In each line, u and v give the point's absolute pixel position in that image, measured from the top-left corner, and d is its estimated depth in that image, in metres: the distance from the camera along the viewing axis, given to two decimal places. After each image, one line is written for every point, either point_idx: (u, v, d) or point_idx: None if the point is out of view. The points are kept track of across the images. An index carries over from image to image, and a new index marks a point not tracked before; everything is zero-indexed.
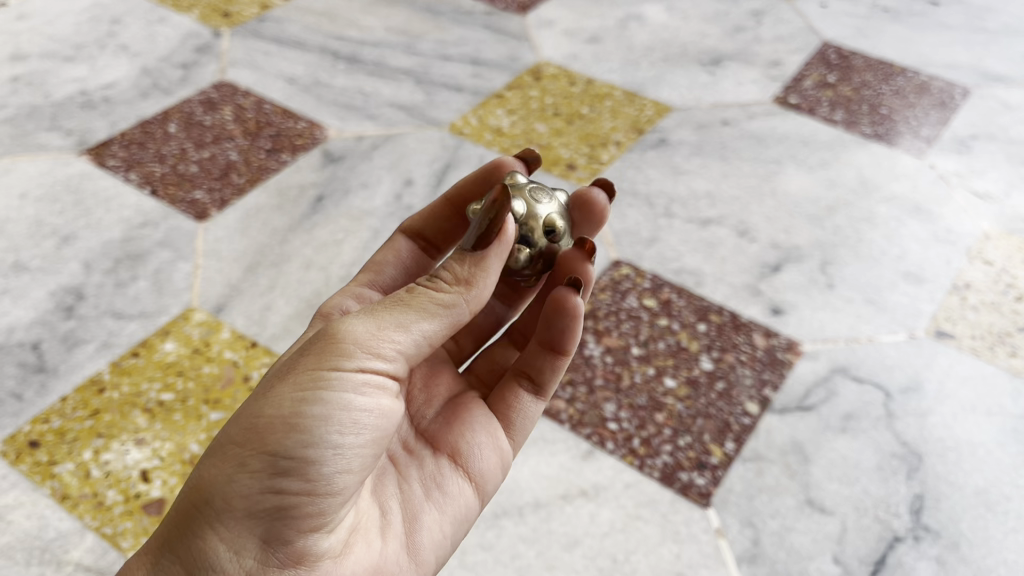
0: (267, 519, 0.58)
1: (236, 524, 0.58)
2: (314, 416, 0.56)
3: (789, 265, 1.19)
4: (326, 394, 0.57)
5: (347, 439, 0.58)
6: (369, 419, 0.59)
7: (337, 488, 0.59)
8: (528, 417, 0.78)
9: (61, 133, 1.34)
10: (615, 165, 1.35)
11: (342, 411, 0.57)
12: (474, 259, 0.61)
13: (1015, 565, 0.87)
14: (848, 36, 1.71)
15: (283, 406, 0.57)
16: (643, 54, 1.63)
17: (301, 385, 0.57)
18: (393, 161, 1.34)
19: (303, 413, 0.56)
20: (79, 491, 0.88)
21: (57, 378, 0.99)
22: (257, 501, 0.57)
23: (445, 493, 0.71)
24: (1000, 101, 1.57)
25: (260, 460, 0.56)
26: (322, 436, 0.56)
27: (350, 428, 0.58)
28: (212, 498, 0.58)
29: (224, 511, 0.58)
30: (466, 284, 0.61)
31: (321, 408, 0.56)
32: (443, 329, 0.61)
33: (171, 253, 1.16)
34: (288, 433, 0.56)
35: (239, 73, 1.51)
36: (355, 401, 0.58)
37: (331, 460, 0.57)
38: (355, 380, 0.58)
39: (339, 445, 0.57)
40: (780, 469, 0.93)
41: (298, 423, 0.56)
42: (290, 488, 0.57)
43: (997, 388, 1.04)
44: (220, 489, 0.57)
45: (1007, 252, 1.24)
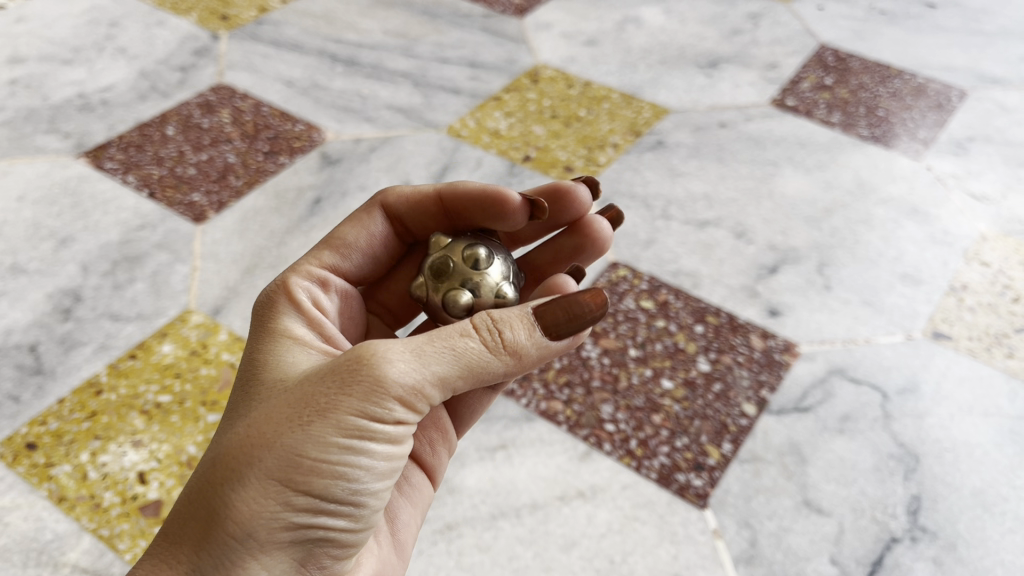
0: (302, 550, 0.60)
1: (270, 556, 0.58)
2: (360, 463, 0.58)
3: (786, 266, 1.19)
4: (372, 440, 0.58)
5: (382, 479, 0.61)
6: (400, 457, 0.62)
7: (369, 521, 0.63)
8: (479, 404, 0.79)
9: (59, 136, 1.34)
10: (612, 167, 1.35)
11: (383, 455, 0.59)
12: (543, 344, 0.62)
13: (1012, 566, 0.87)
14: (846, 39, 1.72)
15: (329, 448, 0.56)
16: (640, 57, 1.63)
17: (352, 431, 0.57)
18: (391, 164, 1.34)
19: (353, 459, 0.58)
20: (76, 493, 0.88)
21: (55, 381, 0.99)
22: (295, 536, 0.59)
23: (413, 487, 0.74)
24: (997, 103, 1.57)
25: (303, 500, 0.57)
26: (365, 480, 0.59)
27: (385, 469, 0.61)
28: (250, 534, 0.57)
29: (261, 546, 0.58)
30: (518, 349, 0.62)
31: (366, 453, 0.58)
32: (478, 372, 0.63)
33: (169, 255, 1.16)
34: (337, 477, 0.57)
35: (237, 75, 1.51)
36: (394, 445, 0.60)
37: (369, 499, 0.61)
38: (399, 426, 0.59)
39: (377, 485, 0.61)
40: (777, 470, 0.93)
41: (343, 467, 0.57)
42: (329, 525, 0.60)
43: (994, 389, 1.04)
44: (257, 524, 0.56)
45: (1004, 254, 1.24)
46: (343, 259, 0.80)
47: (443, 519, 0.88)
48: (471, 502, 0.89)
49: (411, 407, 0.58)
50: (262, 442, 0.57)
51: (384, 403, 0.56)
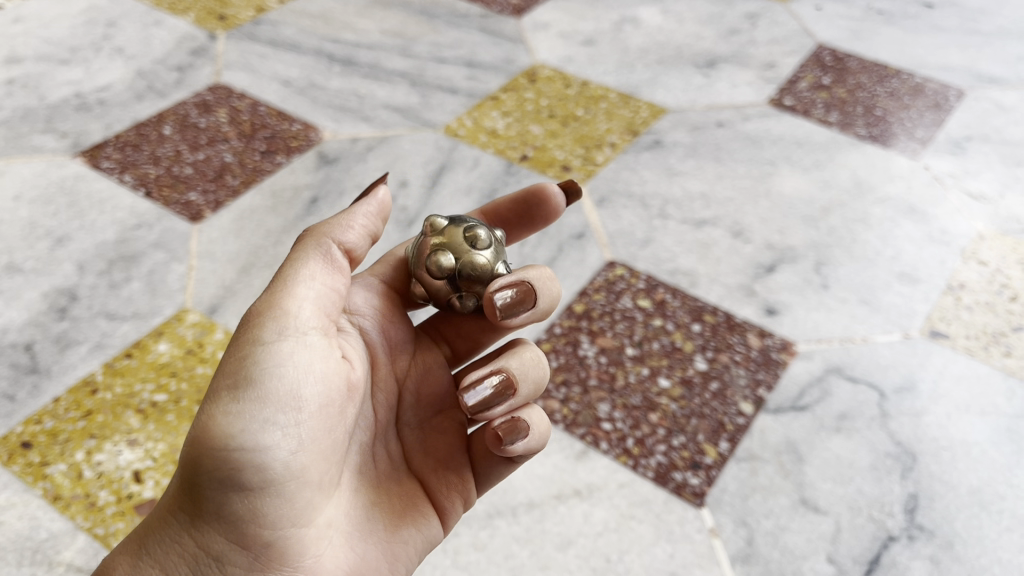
0: (239, 513, 0.58)
1: (210, 525, 0.58)
2: (249, 395, 0.58)
3: (784, 265, 1.19)
4: (252, 368, 0.58)
5: (287, 414, 0.59)
6: (307, 393, 0.60)
7: (294, 466, 0.59)
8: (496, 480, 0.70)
9: (55, 135, 1.34)
10: (609, 166, 1.35)
11: (275, 388, 0.58)
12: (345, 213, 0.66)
13: (1009, 564, 0.87)
14: (843, 39, 1.72)
15: (217, 394, 0.58)
16: (638, 57, 1.63)
17: (233, 370, 0.58)
18: (389, 163, 1.34)
19: (240, 398, 0.58)
20: (72, 492, 0.88)
21: (50, 380, 0.99)
22: (222, 498, 0.58)
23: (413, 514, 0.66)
24: (995, 103, 1.58)
25: (206, 453, 0.57)
26: (261, 417, 0.58)
27: (290, 399, 0.59)
28: (181, 501, 0.59)
29: (194, 514, 0.58)
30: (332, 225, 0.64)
31: (252, 383, 0.58)
32: (330, 268, 0.63)
33: (166, 254, 1.16)
34: (229, 419, 0.57)
35: (234, 75, 1.51)
36: (280, 367, 0.59)
37: (278, 442, 0.58)
38: (282, 354, 0.59)
39: (282, 425, 0.59)
40: (774, 469, 0.93)
41: (232, 403, 0.58)
42: (249, 476, 0.57)
43: (991, 388, 1.04)
44: (183, 490, 0.58)
45: (1001, 252, 1.24)
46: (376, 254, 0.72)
47: None
48: None
49: (279, 327, 0.59)
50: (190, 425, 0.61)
51: (254, 335, 0.59)
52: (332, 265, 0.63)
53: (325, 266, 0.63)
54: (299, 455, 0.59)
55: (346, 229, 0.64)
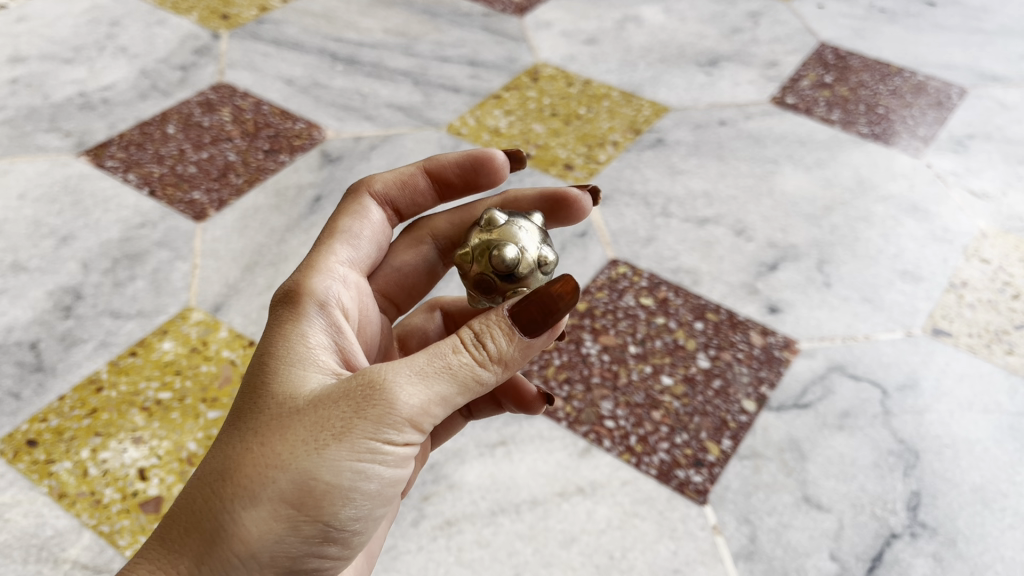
0: (302, 571, 0.59)
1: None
2: (365, 489, 0.57)
3: (786, 263, 1.19)
4: (381, 465, 0.57)
5: (381, 506, 0.60)
6: (397, 487, 0.61)
7: (364, 539, 0.62)
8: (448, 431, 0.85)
9: (60, 134, 1.35)
10: (612, 164, 1.36)
11: (385, 485, 0.59)
12: (523, 342, 0.59)
13: (1012, 562, 0.87)
14: (845, 37, 1.72)
15: (335, 471, 0.55)
16: (640, 55, 1.63)
17: (360, 455, 0.55)
18: (392, 162, 1.35)
19: (358, 486, 0.57)
20: (77, 490, 0.88)
21: (55, 378, 0.99)
22: (297, 559, 0.58)
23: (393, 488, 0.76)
24: (997, 101, 1.58)
25: (305, 523, 0.56)
26: (366, 509, 0.59)
27: (390, 492, 0.60)
28: (255, 554, 0.55)
29: (263, 568, 0.56)
30: (506, 362, 0.59)
31: (371, 480, 0.57)
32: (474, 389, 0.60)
33: (170, 253, 1.17)
34: (341, 505, 0.57)
35: (237, 74, 1.51)
36: (396, 470, 0.59)
37: (365, 528, 0.61)
38: (402, 456, 0.58)
39: (375, 515, 0.60)
40: (777, 466, 0.93)
41: (347, 490, 0.56)
42: (329, 549, 0.59)
43: (994, 385, 1.04)
44: (259, 544, 0.55)
45: (1003, 251, 1.24)
46: (354, 252, 0.73)
47: (443, 515, 0.88)
48: (470, 498, 0.89)
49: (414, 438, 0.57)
50: (269, 467, 0.55)
51: (394, 433, 0.56)
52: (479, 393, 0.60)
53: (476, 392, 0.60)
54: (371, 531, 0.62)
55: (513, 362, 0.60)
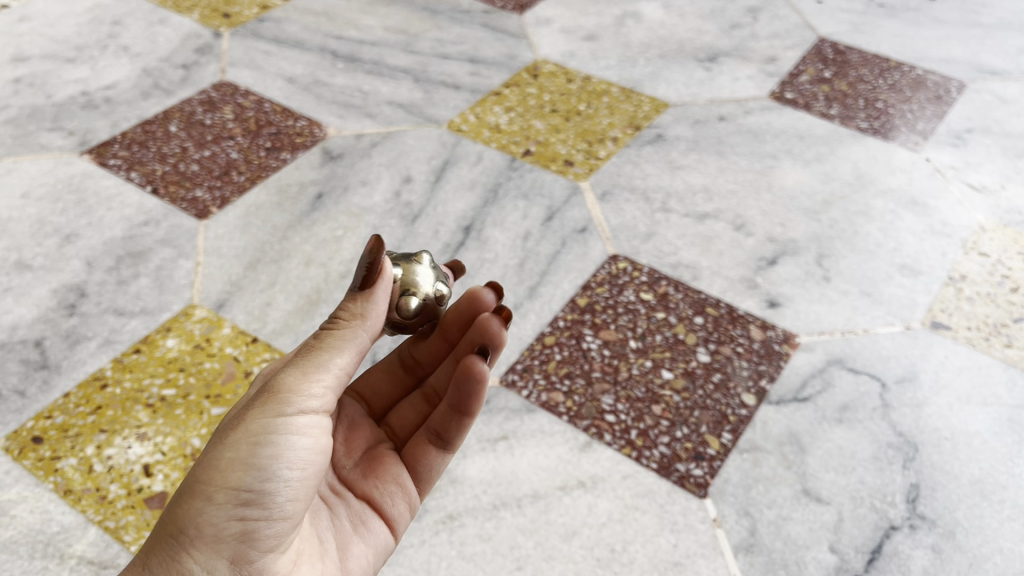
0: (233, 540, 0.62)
1: (205, 556, 0.61)
2: (268, 455, 0.61)
3: (785, 257, 1.20)
4: (278, 436, 0.62)
5: (296, 476, 0.63)
6: (311, 457, 0.64)
7: (294, 515, 0.64)
8: (433, 470, 0.77)
9: (62, 133, 1.35)
10: (612, 160, 1.36)
11: (290, 450, 0.62)
12: (365, 297, 0.64)
13: (1011, 553, 0.87)
14: (844, 32, 1.72)
15: (236, 444, 0.61)
16: (639, 51, 1.64)
17: (254, 428, 0.61)
18: (392, 159, 1.35)
19: (259, 452, 0.61)
20: (82, 486, 0.89)
21: (60, 375, 1.00)
22: (225, 529, 0.61)
23: (370, 527, 0.73)
24: (996, 95, 1.58)
25: (220, 493, 0.60)
26: (275, 471, 0.61)
27: (302, 462, 0.63)
28: (186, 526, 0.60)
29: (196, 537, 0.61)
30: (362, 317, 0.64)
31: (273, 446, 0.61)
32: (353, 357, 0.65)
33: (173, 251, 1.17)
34: (247, 470, 0.61)
35: (238, 73, 1.52)
36: (297, 438, 0.63)
37: (283, 491, 0.62)
38: (299, 423, 0.63)
39: (289, 478, 0.62)
40: (777, 459, 0.94)
41: (249, 457, 0.61)
42: (254, 515, 0.62)
43: (992, 378, 1.04)
44: (186, 518, 0.60)
45: (1002, 244, 1.24)
46: None
47: (445, 510, 0.88)
48: (472, 492, 0.90)
49: (301, 405, 0.62)
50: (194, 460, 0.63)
51: (279, 406, 0.62)
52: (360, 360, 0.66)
53: (350, 356, 0.65)
54: (299, 506, 0.64)
55: (374, 318, 0.65)
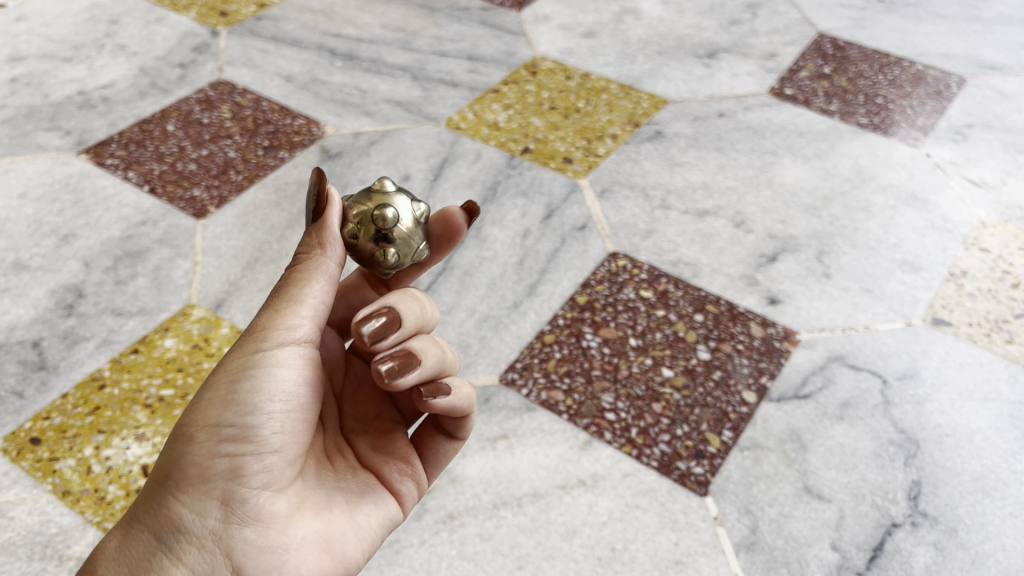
0: (220, 477, 0.58)
1: (195, 500, 0.58)
2: (245, 389, 0.57)
3: (786, 254, 1.19)
4: (255, 368, 0.57)
5: (278, 408, 0.58)
6: (296, 389, 0.58)
7: (283, 454, 0.59)
8: (442, 457, 0.70)
9: (60, 133, 1.35)
10: (611, 157, 1.35)
11: (268, 382, 0.57)
12: (321, 228, 0.58)
13: (1013, 550, 0.87)
14: (843, 28, 1.71)
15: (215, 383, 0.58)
16: (638, 48, 1.63)
17: (232, 364, 0.58)
18: (391, 157, 1.35)
19: (237, 387, 0.57)
20: (80, 487, 0.89)
21: (58, 376, 1.00)
22: (210, 469, 0.58)
23: (379, 484, 0.66)
24: (996, 90, 1.57)
25: (200, 430, 0.57)
26: (254, 404, 0.57)
27: (282, 395, 0.58)
28: (171, 469, 0.59)
29: (182, 479, 0.58)
30: (322, 246, 0.58)
31: (250, 376, 0.57)
32: (330, 288, 0.59)
33: (170, 250, 1.17)
34: (226, 405, 0.57)
35: (236, 71, 1.51)
36: (275, 368, 0.57)
37: (266, 425, 0.57)
38: (278, 355, 0.58)
39: (272, 412, 0.57)
40: (778, 457, 0.94)
41: (227, 392, 0.57)
42: (237, 452, 0.57)
43: (994, 374, 1.04)
44: (173, 462, 0.58)
45: (1003, 240, 1.24)
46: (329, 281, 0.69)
47: (445, 509, 0.88)
48: (472, 492, 0.90)
49: (281, 338, 0.57)
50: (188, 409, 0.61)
51: (253, 341, 0.57)
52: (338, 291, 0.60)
53: (326, 285, 0.58)
54: (288, 443, 0.59)
55: (336, 247, 0.59)
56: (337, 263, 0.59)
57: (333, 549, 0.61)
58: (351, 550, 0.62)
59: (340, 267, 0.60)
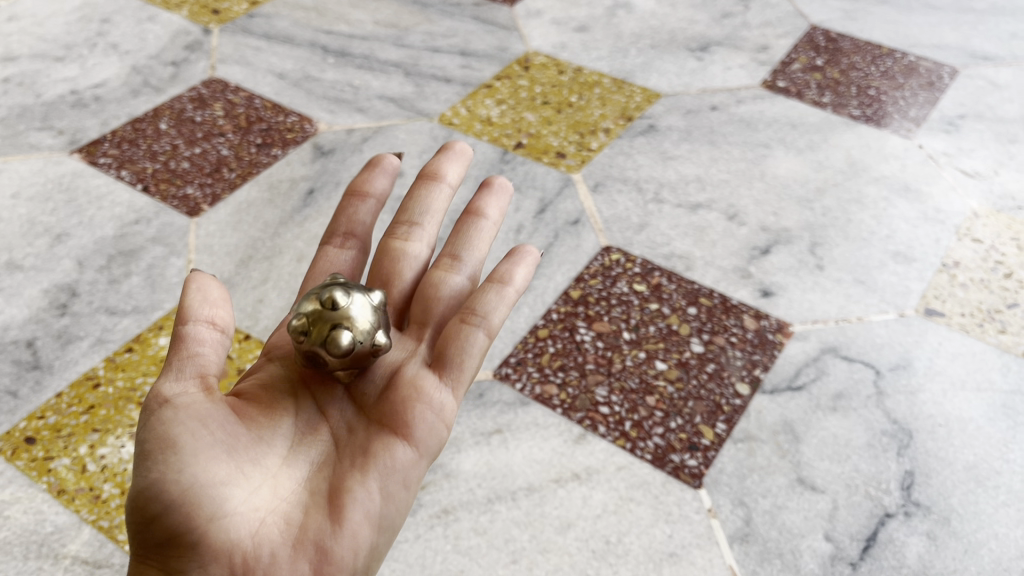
0: (167, 537, 0.62)
1: (164, 552, 0.62)
2: (148, 451, 0.62)
3: (778, 247, 1.19)
4: (149, 434, 0.62)
5: (180, 453, 0.62)
6: (191, 433, 0.62)
7: (213, 486, 0.62)
8: (467, 351, 0.73)
9: (52, 132, 1.35)
10: (604, 151, 1.35)
11: (161, 438, 0.62)
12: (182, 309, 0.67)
13: (1006, 538, 0.87)
14: (836, 20, 1.71)
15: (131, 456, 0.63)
16: (631, 41, 1.63)
17: (137, 436, 0.63)
18: (384, 153, 1.35)
19: (142, 451, 0.62)
20: (76, 486, 0.89)
21: (52, 375, 1.00)
22: (154, 534, 0.62)
23: (375, 450, 0.68)
24: (988, 80, 1.57)
25: (130, 495, 0.62)
26: (157, 461, 0.61)
27: (178, 444, 0.62)
28: (133, 542, 0.64)
29: (141, 547, 0.63)
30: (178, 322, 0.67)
31: (144, 438, 0.63)
32: (189, 355, 0.66)
33: (164, 249, 1.17)
34: (139, 472, 0.62)
35: (228, 69, 1.51)
36: (162, 417, 0.63)
37: (178, 475, 0.61)
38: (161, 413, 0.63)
39: (177, 460, 0.61)
40: (771, 449, 0.94)
41: (133, 456, 0.63)
42: (163, 508, 0.61)
43: (986, 364, 1.04)
44: (130, 526, 0.64)
45: (995, 230, 1.24)
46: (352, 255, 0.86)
47: (439, 504, 0.88)
48: (467, 486, 0.90)
49: (160, 400, 0.64)
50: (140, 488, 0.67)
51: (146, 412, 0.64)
52: (197, 349, 0.66)
53: (176, 352, 0.66)
54: (214, 471, 0.62)
55: (191, 321, 0.67)
56: (196, 321, 0.67)
57: (312, 553, 0.64)
58: (336, 549, 0.65)
59: (201, 336, 0.67)
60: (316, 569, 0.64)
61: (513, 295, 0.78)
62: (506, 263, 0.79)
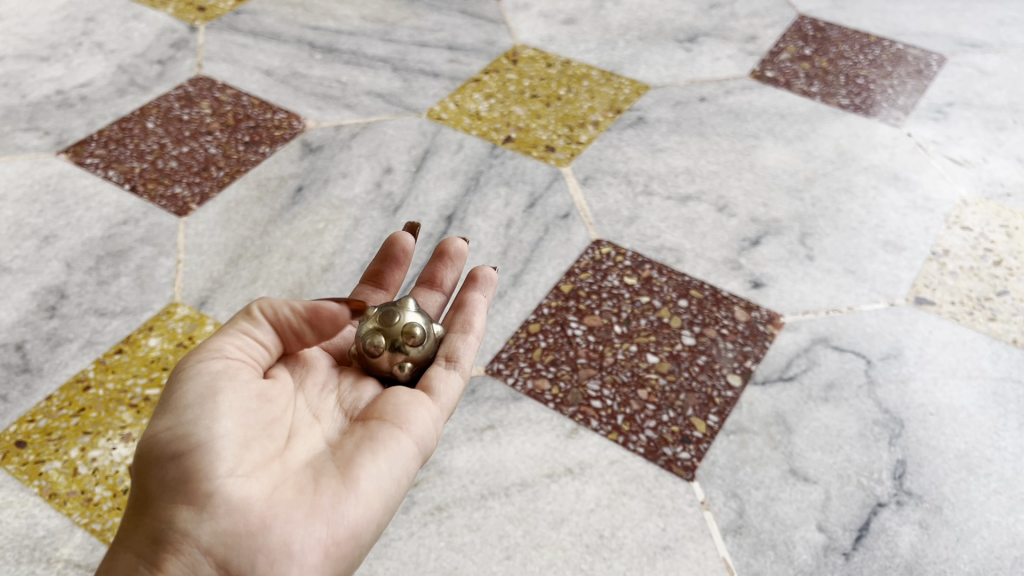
0: (178, 483, 0.61)
1: (171, 500, 0.61)
2: (178, 401, 0.64)
3: (768, 238, 1.19)
4: (180, 387, 0.64)
5: (207, 403, 0.63)
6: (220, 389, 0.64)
7: (230, 441, 0.62)
8: (448, 388, 0.74)
9: (38, 133, 1.34)
10: (593, 145, 1.35)
11: (192, 389, 0.64)
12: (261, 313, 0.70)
13: (998, 526, 0.88)
14: (824, 9, 1.71)
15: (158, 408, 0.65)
16: (619, 33, 1.62)
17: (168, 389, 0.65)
18: (373, 150, 1.34)
19: (171, 402, 0.64)
20: (68, 489, 0.88)
21: (42, 378, 0.99)
22: (167, 481, 0.62)
23: (378, 434, 0.67)
24: (976, 67, 1.57)
25: (150, 440, 0.62)
26: (183, 407, 0.63)
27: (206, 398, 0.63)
28: (141, 493, 0.63)
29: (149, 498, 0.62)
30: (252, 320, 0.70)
31: (176, 391, 0.64)
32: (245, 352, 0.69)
33: (153, 249, 1.16)
34: (164, 418, 0.63)
35: (215, 67, 1.50)
36: (195, 376, 0.65)
37: (201, 423, 0.62)
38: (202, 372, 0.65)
39: (202, 409, 0.63)
40: (764, 440, 0.94)
41: (163, 406, 0.64)
42: (180, 451, 0.61)
43: (976, 351, 1.04)
44: (140, 478, 0.63)
45: (984, 217, 1.24)
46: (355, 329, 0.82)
47: (433, 501, 0.88)
48: (460, 483, 0.89)
49: (199, 364, 0.66)
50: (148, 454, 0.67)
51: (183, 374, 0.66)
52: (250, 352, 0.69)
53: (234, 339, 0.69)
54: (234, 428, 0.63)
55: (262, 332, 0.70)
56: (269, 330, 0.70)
57: (324, 519, 0.62)
58: (347, 518, 0.63)
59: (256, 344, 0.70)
60: (328, 534, 0.62)
61: (477, 341, 0.79)
62: (461, 313, 0.81)
